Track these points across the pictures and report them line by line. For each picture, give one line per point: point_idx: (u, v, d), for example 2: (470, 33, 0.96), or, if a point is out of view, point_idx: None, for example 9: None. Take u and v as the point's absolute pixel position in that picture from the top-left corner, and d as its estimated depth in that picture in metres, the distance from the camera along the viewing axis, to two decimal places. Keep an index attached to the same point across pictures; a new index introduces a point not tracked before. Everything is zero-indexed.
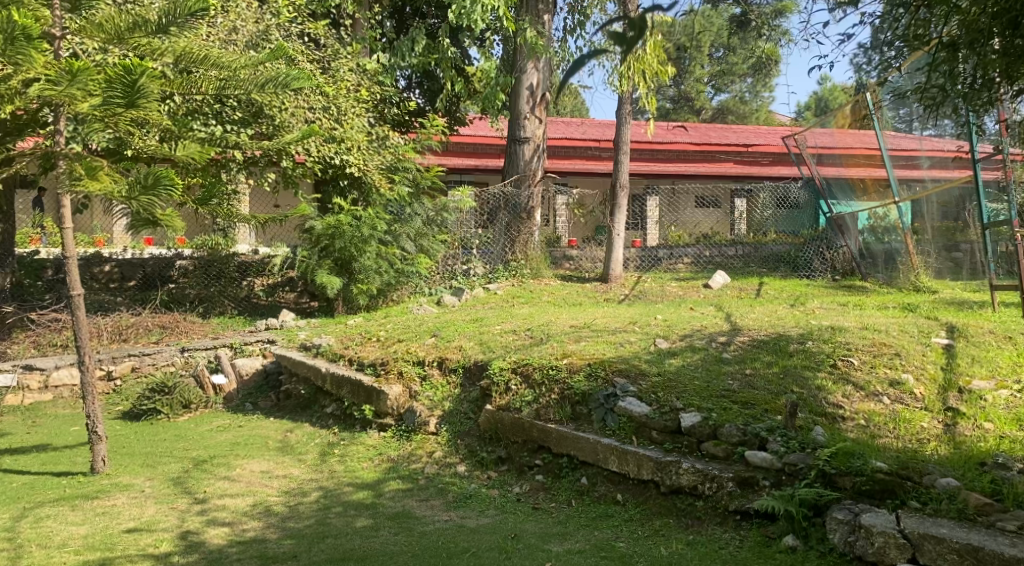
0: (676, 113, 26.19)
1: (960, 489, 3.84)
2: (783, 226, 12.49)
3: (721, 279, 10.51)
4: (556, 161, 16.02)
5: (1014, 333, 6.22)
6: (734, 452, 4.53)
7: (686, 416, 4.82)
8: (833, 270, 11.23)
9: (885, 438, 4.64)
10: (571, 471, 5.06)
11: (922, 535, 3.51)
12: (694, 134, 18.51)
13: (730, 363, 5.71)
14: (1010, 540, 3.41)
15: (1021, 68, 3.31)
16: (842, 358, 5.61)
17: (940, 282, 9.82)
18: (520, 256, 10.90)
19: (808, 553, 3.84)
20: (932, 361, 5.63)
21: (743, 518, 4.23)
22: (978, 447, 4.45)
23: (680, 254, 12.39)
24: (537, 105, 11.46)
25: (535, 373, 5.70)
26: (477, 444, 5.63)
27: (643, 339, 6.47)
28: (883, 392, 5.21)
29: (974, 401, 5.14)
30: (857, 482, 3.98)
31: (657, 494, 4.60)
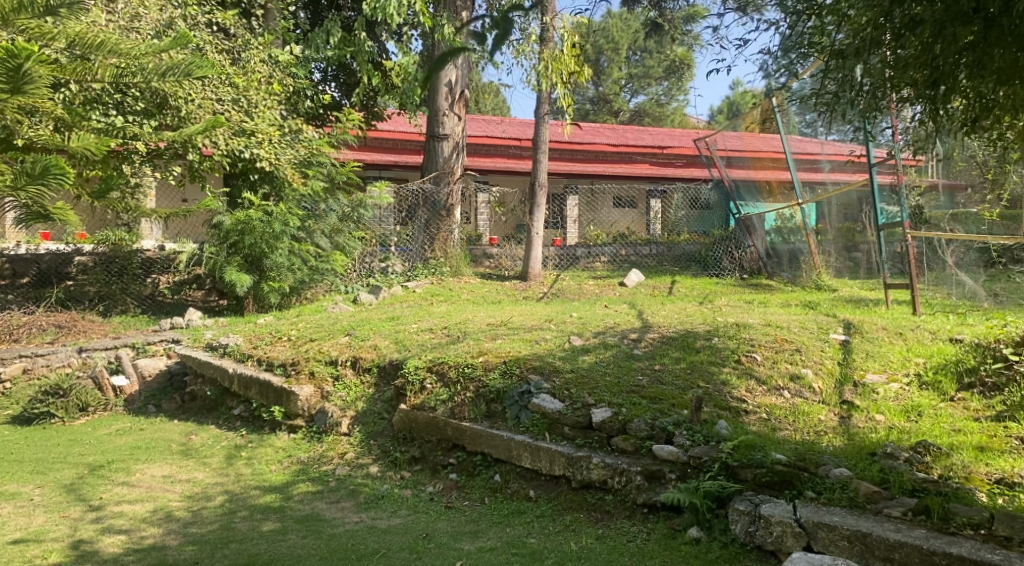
0: (596, 114, 26.63)
1: (851, 478, 4.00)
2: (695, 226, 12.83)
3: (635, 278, 10.70)
4: (476, 160, 16.02)
5: (904, 329, 6.56)
6: (642, 446, 4.63)
7: (598, 412, 4.90)
8: (741, 269, 11.53)
9: (785, 431, 4.82)
10: (485, 469, 5.06)
11: (816, 523, 3.65)
12: (612, 135, 18.93)
13: (640, 359, 5.83)
14: (896, 526, 3.57)
15: (905, 79, 3.44)
16: (746, 353, 5.82)
17: (839, 282, 10.22)
18: (439, 254, 10.86)
19: (711, 544, 3.95)
20: (830, 357, 5.89)
21: (650, 511, 4.33)
22: (869, 438, 4.67)
23: (597, 253, 12.50)
24: (455, 102, 11.48)
25: (450, 372, 5.68)
26: (390, 444, 5.57)
27: (558, 337, 6.54)
28: (784, 386, 5.45)
29: (867, 395, 5.40)
30: (758, 473, 4.12)
31: (569, 489, 4.66)
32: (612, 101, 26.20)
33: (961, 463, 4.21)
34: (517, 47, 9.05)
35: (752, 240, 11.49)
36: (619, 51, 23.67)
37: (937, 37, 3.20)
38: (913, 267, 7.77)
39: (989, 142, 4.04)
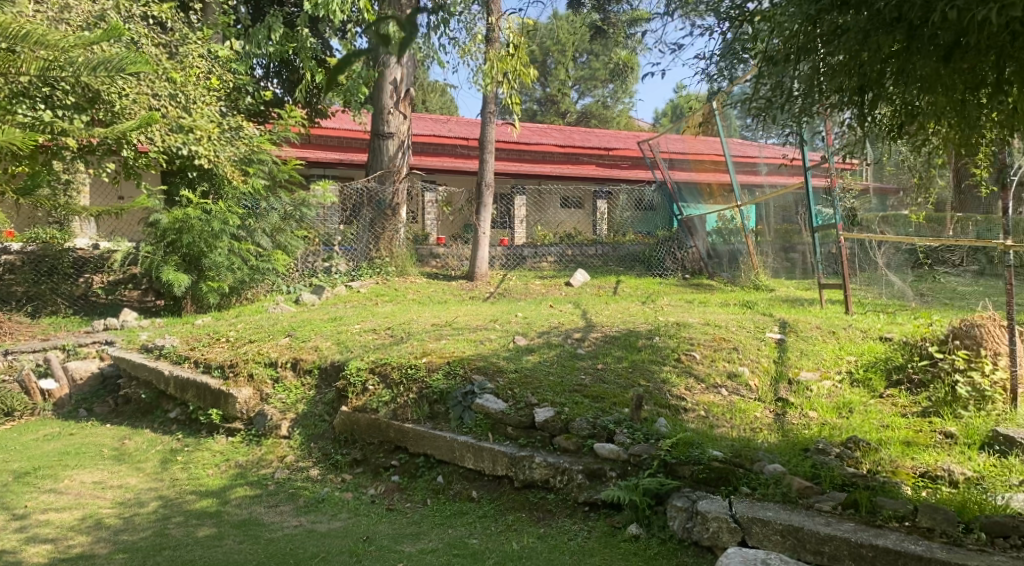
0: (543, 115, 26.79)
1: (784, 474, 4.11)
2: (641, 227, 13.21)
3: (581, 278, 10.79)
4: (422, 159, 15.92)
5: (837, 328, 6.76)
6: (584, 445, 4.66)
7: (541, 411, 4.92)
8: (683, 269, 11.82)
9: (722, 428, 4.93)
10: (427, 470, 5.03)
11: (750, 518, 3.73)
12: (558, 135, 19.07)
13: (583, 358, 5.88)
14: (826, 519, 3.67)
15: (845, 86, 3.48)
16: (686, 352, 5.94)
17: (777, 281, 10.44)
18: (385, 254, 10.80)
19: (650, 540, 4.01)
20: (766, 355, 6.04)
21: (591, 510, 4.37)
22: (803, 434, 4.79)
23: (544, 253, 12.53)
24: (400, 101, 11.40)
25: (393, 373, 5.65)
26: (331, 446, 5.50)
27: (502, 337, 6.55)
28: (722, 384, 5.57)
29: (800, 392, 5.55)
30: (695, 470, 4.20)
31: (512, 489, 4.67)
32: (559, 102, 26.30)
33: (888, 457, 4.36)
34: (462, 47, 9.04)
35: (693, 241, 11.73)
36: (565, 53, 23.84)
37: (864, 45, 3.21)
38: (846, 267, 8.01)
39: (914, 147, 4.15)
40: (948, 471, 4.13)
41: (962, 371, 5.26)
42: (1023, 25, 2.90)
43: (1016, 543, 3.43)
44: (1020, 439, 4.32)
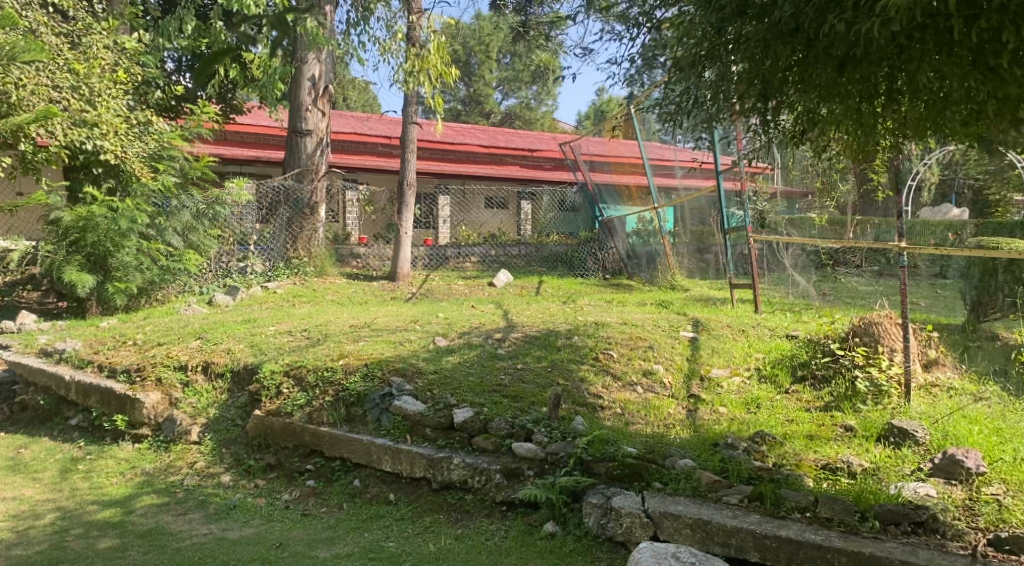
0: (466, 115, 26.81)
1: (695, 469, 4.22)
2: (562, 227, 13.35)
3: (503, 279, 10.85)
4: (343, 157, 15.67)
5: (747, 327, 7.01)
6: (502, 445, 4.68)
7: (459, 412, 4.92)
8: (604, 270, 12.10)
9: (637, 424, 5.02)
10: (344, 474, 4.96)
11: (662, 513, 3.82)
12: (482, 135, 19.09)
13: (503, 359, 5.91)
14: (733, 512, 3.79)
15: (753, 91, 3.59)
16: (603, 351, 6.06)
17: (691, 282, 10.73)
18: (302, 254, 10.67)
19: (566, 537, 4.06)
20: (680, 353, 6.23)
21: (508, 509, 4.39)
22: (713, 430, 4.93)
23: (467, 254, 12.54)
24: (320, 98, 11.25)
25: (309, 376, 5.55)
26: (244, 452, 5.37)
27: (422, 337, 6.53)
28: (637, 381, 5.69)
29: (712, 388, 5.72)
30: (610, 467, 4.28)
31: (430, 491, 4.65)
32: (483, 103, 26.30)
33: (792, 451, 4.54)
34: (383, 45, 8.96)
35: (613, 242, 12.05)
36: (488, 54, 23.94)
37: (766, 52, 3.32)
38: (755, 268, 8.28)
39: (816, 152, 4.31)
40: (847, 463, 4.32)
41: (862, 367, 5.48)
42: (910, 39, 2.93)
43: (907, 529, 3.62)
44: (912, 431, 4.54)
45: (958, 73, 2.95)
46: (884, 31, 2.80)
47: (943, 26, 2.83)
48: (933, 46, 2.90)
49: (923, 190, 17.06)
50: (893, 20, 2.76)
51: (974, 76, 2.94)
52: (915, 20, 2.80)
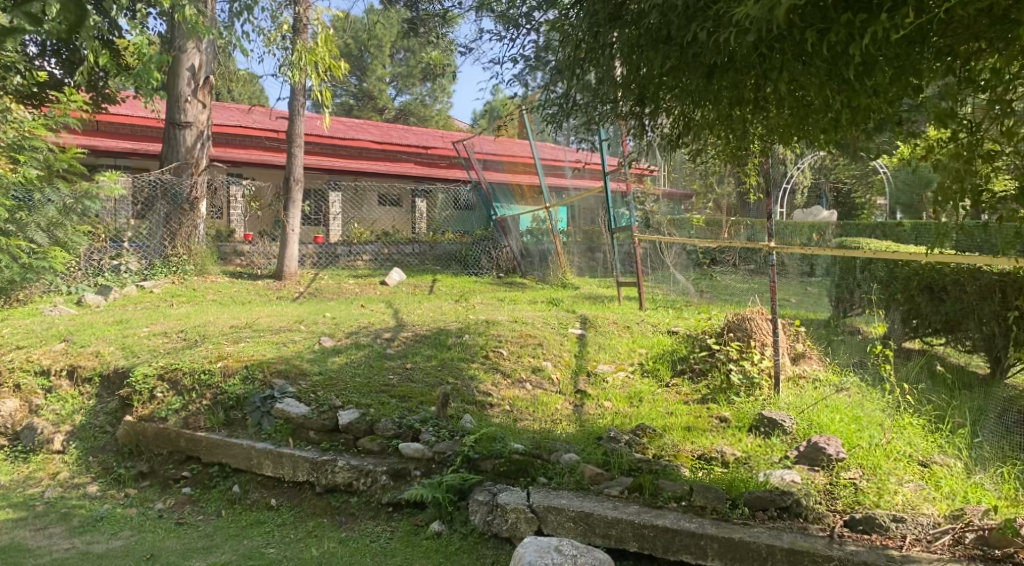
0: (359, 110, 26.42)
1: (579, 462, 4.31)
2: (456, 227, 13.32)
3: (397, 277, 10.75)
4: (226, 151, 15.07)
5: (632, 324, 7.25)
6: (388, 445, 4.64)
7: (344, 414, 4.84)
8: (498, 269, 12.20)
9: (525, 420, 5.08)
10: (222, 480, 4.77)
11: (545, 507, 3.87)
12: (376, 132, 18.80)
13: (392, 358, 5.86)
14: (613, 504, 3.89)
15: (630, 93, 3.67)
16: (493, 349, 6.16)
17: (581, 280, 10.98)
18: (182, 252, 10.24)
19: (452, 536, 4.05)
20: (567, 350, 6.41)
21: (394, 510, 4.34)
22: (598, 423, 5.04)
23: (359, 252, 12.43)
24: (199, 88, 10.76)
25: (184, 379, 5.31)
26: (113, 460, 5.09)
27: (308, 337, 6.38)
28: (526, 379, 5.78)
29: (597, 383, 5.88)
30: (496, 464, 4.33)
31: (313, 495, 4.54)
32: (376, 98, 25.85)
33: (670, 442, 4.70)
34: (268, 36, 8.69)
35: (507, 240, 12.13)
36: (381, 49, 23.68)
37: (640, 57, 3.39)
38: (640, 266, 8.55)
39: (694, 157, 4.45)
40: (721, 453, 4.52)
41: (736, 360, 5.77)
42: (769, 47, 2.98)
43: (774, 514, 3.80)
44: (780, 421, 4.82)
45: (815, 83, 3.01)
46: (739, 40, 2.83)
47: (800, 38, 2.86)
48: (792, 56, 2.97)
49: (798, 193, 18.07)
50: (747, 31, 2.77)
51: (830, 86, 2.99)
52: (770, 32, 2.85)
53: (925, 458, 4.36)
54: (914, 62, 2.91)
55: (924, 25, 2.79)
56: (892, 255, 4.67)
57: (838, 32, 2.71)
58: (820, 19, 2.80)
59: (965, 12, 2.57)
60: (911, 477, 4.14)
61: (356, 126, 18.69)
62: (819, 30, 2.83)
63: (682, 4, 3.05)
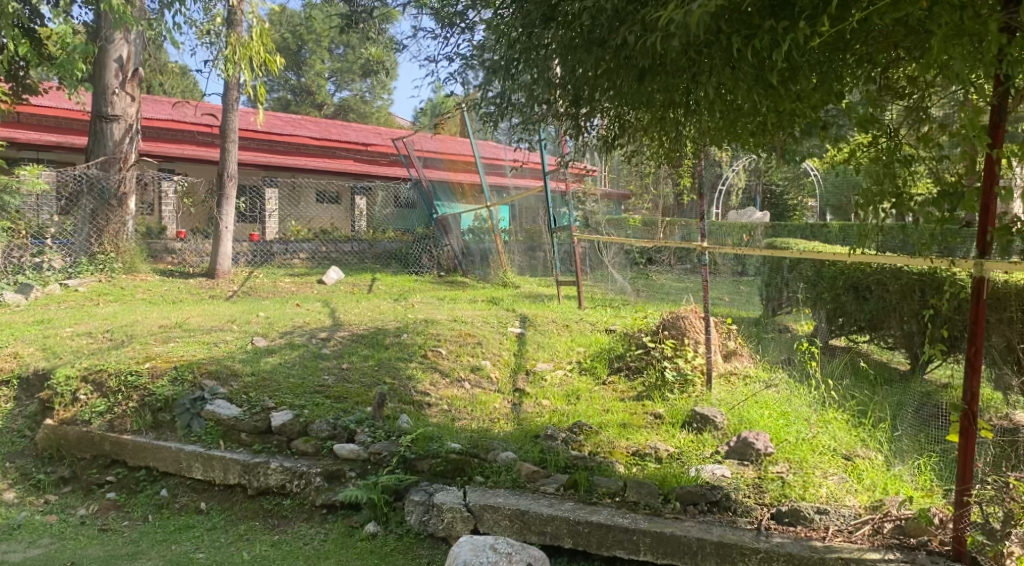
0: (296, 106, 25.98)
1: (515, 460, 4.33)
2: (396, 225, 13.27)
3: (334, 276, 10.61)
4: (156, 145, 14.64)
5: (570, 322, 7.32)
6: (323, 446, 4.57)
7: (277, 415, 4.75)
8: (438, 268, 12.19)
9: (462, 419, 5.07)
10: (149, 484, 4.64)
11: (482, 506, 3.87)
12: (315, 128, 18.49)
13: (327, 358, 5.79)
14: (549, 502, 3.91)
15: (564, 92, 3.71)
16: (432, 349, 6.16)
17: (522, 279, 11.03)
18: (110, 249, 9.95)
19: (387, 537, 4.03)
20: (506, 348, 6.44)
21: (329, 512, 4.28)
22: (535, 422, 5.06)
23: (295, 250, 12.29)
24: (128, 80, 10.42)
25: (110, 381, 5.13)
26: (32, 465, 4.89)
27: (240, 337, 6.25)
28: (465, 378, 5.78)
29: (536, 381, 5.91)
30: (433, 464, 4.31)
31: (244, 498, 4.45)
32: (314, 94, 25.40)
33: (606, 439, 4.77)
34: (200, 28, 8.44)
35: (448, 240, 12.07)
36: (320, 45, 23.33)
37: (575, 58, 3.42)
38: (579, 266, 8.63)
39: (629, 157, 4.51)
40: (654, 449, 4.59)
41: (670, 358, 5.90)
42: (698, 51, 3.04)
43: (703, 508, 3.89)
44: (712, 416, 4.92)
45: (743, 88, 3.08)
46: (666, 44, 2.87)
47: (726, 43, 2.92)
48: (720, 62, 3.02)
49: (732, 195, 18.53)
50: (674, 36, 2.81)
51: (757, 90, 3.06)
52: (697, 37, 2.91)
53: (848, 452, 4.51)
54: (834, 69, 3.01)
55: (845, 34, 2.89)
56: (818, 254, 4.81)
57: (762, 38, 2.76)
58: (746, 26, 2.86)
59: (881, 21, 2.65)
60: (834, 470, 4.29)
61: (293, 122, 18.35)
62: (745, 36, 2.89)
63: (611, 8, 3.08)
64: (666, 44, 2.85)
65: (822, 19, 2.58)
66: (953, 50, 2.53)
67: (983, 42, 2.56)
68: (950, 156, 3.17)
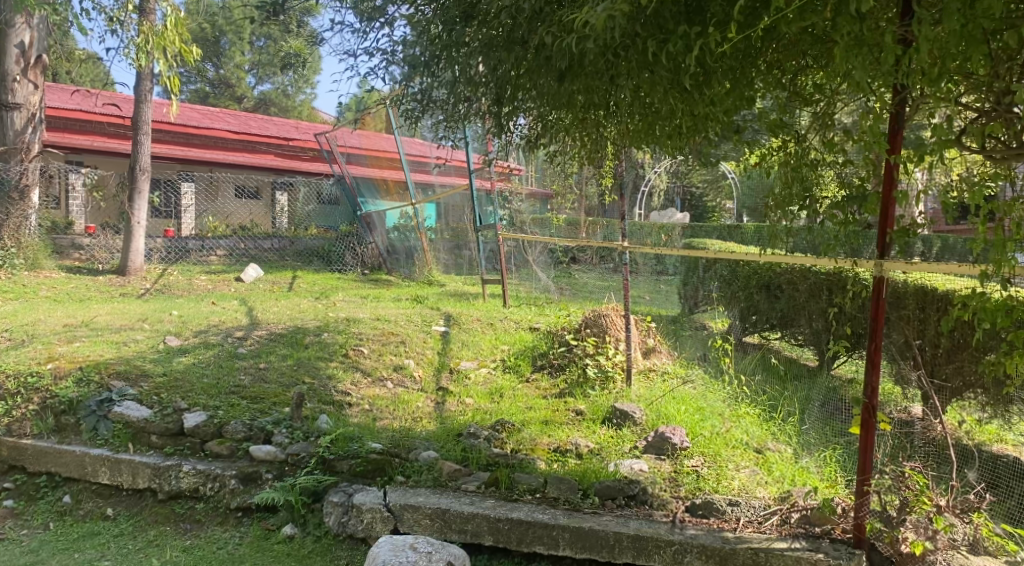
0: (215, 98, 25.18)
1: (437, 459, 4.31)
2: (319, 221, 13.05)
3: (253, 274, 10.35)
4: (62, 136, 13.99)
5: (495, 321, 7.34)
6: (238, 448, 4.45)
7: (190, 417, 4.59)
8: (363, 265, 12.03)
9: (384, 419, 5.01)
10: (51, 490, 4.44)
11: (402, 506, 3.84)
12: (234, 122, 17.94)
13: (244, 358, 5.64)
14: (470, 499, 3.91)
15: (487, 90, 3.70)
16: (354, 347, 6.09)
17: (447, 278, 11.03)
18: (9, 244, 9.44)
19: (304, 539, 3.95)
20: (430, 347, 6.42)
21: (244, 515, 4.18)
22: (458, 420, 5.05)
23: (212, 247, 11.87)
24: (30, 67, 9.88)
25: (8, 383, 4.87)
26: None
27: (152, 337, 6.01)
28: (387, 377, 5.75)
29: (460, 380, 5.89)
30: (353, 464, 4.25)
31: (155, 502, 4.30)
32: (234, 86, 24.80)
33: (528, 436, 4.80)
34: (111, 14, 8.06)
35: (373, 237, 11.95)
36: (240, 35, 22.68)
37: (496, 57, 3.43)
38: (504, 265, 8.67)
39: (552, 157, 4.53)
40: (575, 445, 4.65)
41: (591, 355, 5.99)
42: (616, 52, 3.08)
43: (621, 503, 3.96)
44: (631, 412, 5.02)
45: (659, 90, 3.14)
46: (582, 46, 2.90)
47: (642, 46, 2.98)
48: (637, 65, 3.07)
49: (655, 196, 18.89)
50: (589, 37, 2.84)
51: (673, 93, 3.13)
52: (613, 41, 2.95)
53: (759, 445, 4.67)
54: (746, 76, 3.10)
55: (755, 41, 2.98)
56: (732, 255, 4.93)
57: (675, 43, 2.83)
58: (660, 29, 2.92)
59: (787, 29, 2.75)
60: (746, 463, 4.43)
61: (211, 115, 17.77)
62: (660, 40, 2.96)
63: (529, 7, 3.11)
64: (584, 45, 2.88)
65: (731, 26, 2.66)
66: (853, 59, 2.65)
67: (882, 52, 2.68)
68: (855, 162, 3.29)
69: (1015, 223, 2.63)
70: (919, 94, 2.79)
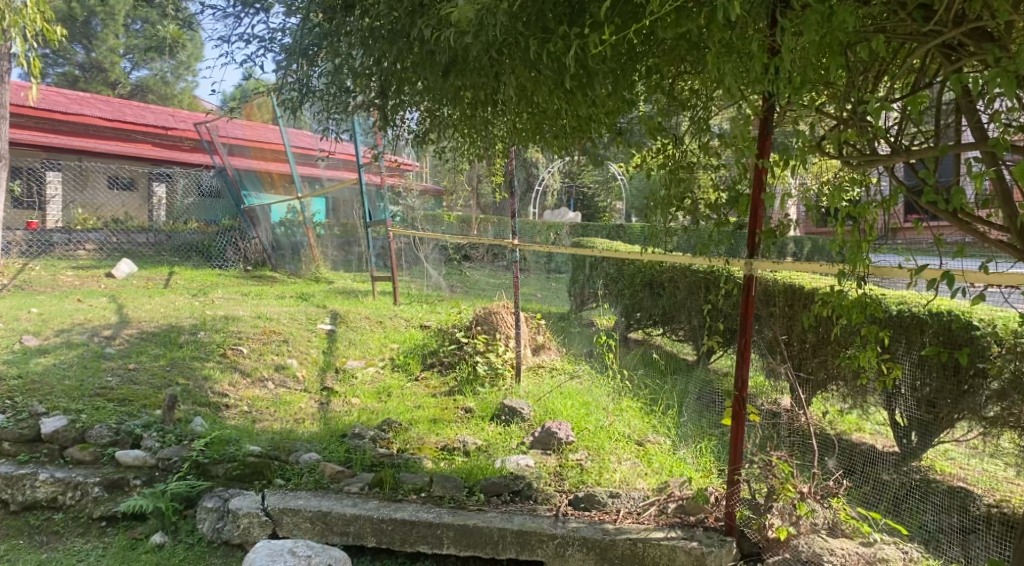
0: (86, 82, 23.68)
1: (319, 461, 4.22)
2: (199, 214, 12.09)
3: (124, 270, 9.78)
4: None
5: (383, 318, 7.25)
6: (102, 454, 4.18)
7: (48, 422, 4.31)
8: (245, 260, 11.87)
9: (264, 421, 4.84)
10: None
11: (281, 509, 3.72)
12: (106, 108, 16.88)
13: (111, 358, 5.33)
14: (352, 500, 3.83)
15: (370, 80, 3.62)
16: (233, 347, 5.87)
17: (336, 274, 10.93)
18: None
19: (175, 547, 3.74)
20: (314, 346, 6.26)
21: (108, 524, 3.91)
22: (343, 420, 4.94)
23: (80, 240, 11.16)
24: None
25: None
26: None
27: (5, 337, 5.58)
28: (269, 377, 5.57)
29: (346, 379, 5.77)
30: (228, 468, 4.06)
31: (6, 515, 3.98)
32: (107, 70, 23.41)
33: (415, 436, 4.75)
34: None
35: (256, 232, 11.88)
36: (115, 17, 21.43)
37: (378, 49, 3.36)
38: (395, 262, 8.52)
39: (440, 153, 4.49)
40: (463, 443, 4.64)
41: (481, 353, 6.01)
42: (499, 49, 3.08)
43: (506, 498, 3.99)
44: (519, 409, 5.08)
45: (543, 90, 3.17)
46: (465, 40, 2.88)
47: (524, 45, 2.99)
48: (521, 64, 3.08)
49: (548, 195, 19.11)
50: (471, 32, 2.83)
51: (556, 93, 3.16)
52: (495, 37, 2.95)
53: (640, 438, 4.81)
54: (627, 78, 3.17)
55: (635, 45, 3.05)
56: (617, 252, 5.03)
57: (556, 43, 2.86)
58: (541, 29, 2.94)
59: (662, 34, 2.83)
60: (628, 455, 4.56)
61: (81, 101, 16.67)
62: (543, 39, 2.98)
63: None
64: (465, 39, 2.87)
65: (608, 29, 2.72)
66: (724, 66, 2.76)
67: (750, 61, 2.80)
68: (729, 164, 3.42)
69: (869, 225, 2.81)
70: (785, 102, 2.93)
